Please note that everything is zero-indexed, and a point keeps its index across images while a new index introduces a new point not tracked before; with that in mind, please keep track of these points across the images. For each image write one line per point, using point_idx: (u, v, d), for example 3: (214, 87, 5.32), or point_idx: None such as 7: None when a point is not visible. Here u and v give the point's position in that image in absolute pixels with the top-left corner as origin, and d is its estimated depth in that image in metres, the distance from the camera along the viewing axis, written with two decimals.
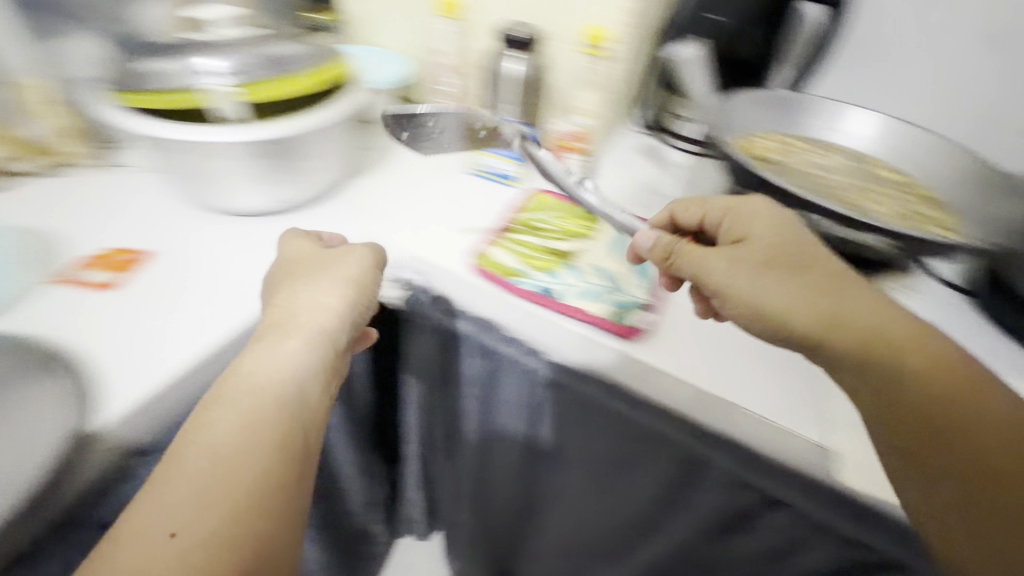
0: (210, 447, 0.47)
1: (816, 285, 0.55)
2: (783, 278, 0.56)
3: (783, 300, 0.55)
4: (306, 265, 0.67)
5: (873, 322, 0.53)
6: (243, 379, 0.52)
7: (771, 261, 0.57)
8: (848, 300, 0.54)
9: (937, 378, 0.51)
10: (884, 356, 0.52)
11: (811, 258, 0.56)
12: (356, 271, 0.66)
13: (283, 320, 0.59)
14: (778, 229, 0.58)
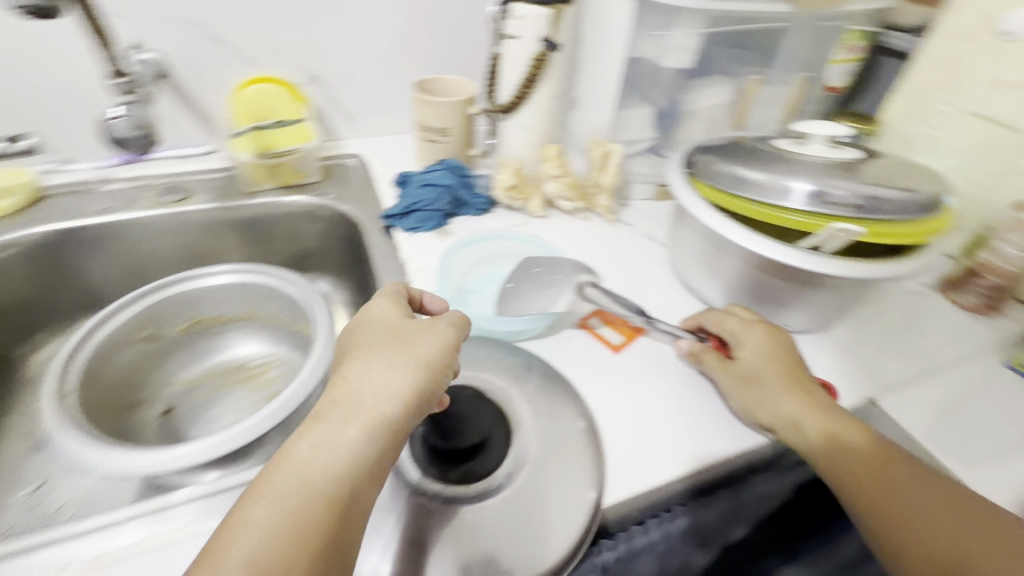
0: (307, 456, 0.30)
1: (816, 399, 0.42)
2: (799, 388, 0.43)
3: (786, 417, 0.41)
4: (392, 325, 0.38)
5: (798, 401, 0.42)
6: (350, 379, 0.34)
7: (783, 383, 0.43)
8: (793, 403, 0.42)
9: (942, 514, 0.36)
10: (882, 478, 0.38)
11: (806, 380, 0.44)
12: (435, 330, 0.38)
13: (361, 366, 0.34)
14: (772, 343, 0.46)
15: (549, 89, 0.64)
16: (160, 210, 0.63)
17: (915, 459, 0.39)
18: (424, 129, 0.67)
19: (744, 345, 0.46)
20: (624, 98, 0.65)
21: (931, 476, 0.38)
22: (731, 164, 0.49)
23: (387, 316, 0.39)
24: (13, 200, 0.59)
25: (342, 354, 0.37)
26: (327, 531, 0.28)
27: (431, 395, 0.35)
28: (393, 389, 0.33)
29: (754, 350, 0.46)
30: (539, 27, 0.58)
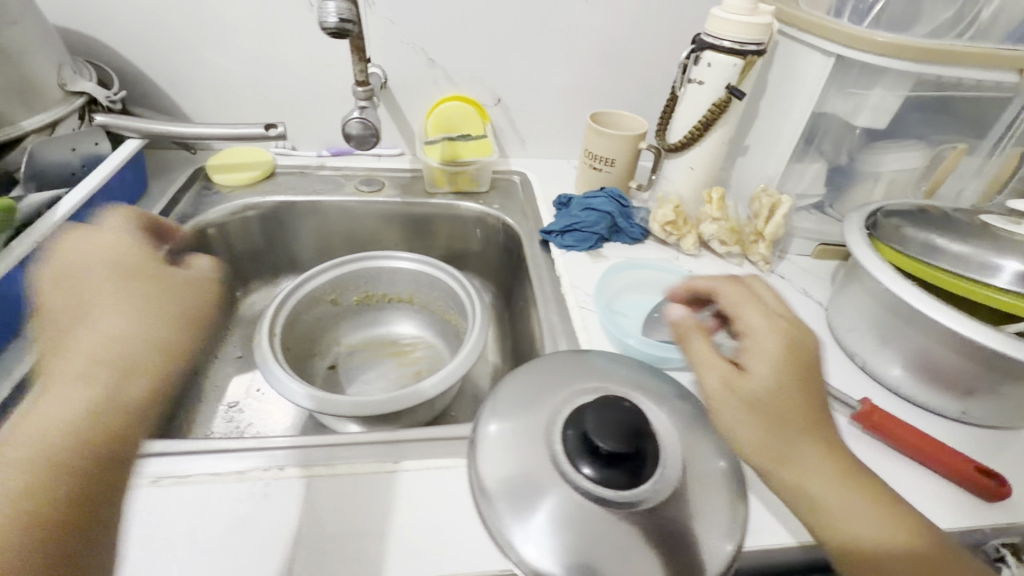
0: (53, 405, 0.25)
1: (761, 386, 0.35)
2: (744, 376, 0.36)
3: (744, 442, 0.35)
4: (82, 271, 0.29)
5: (751, 404, 0.35)
6: (106, 303, 0.28)
7: (747, 400, 0.35)
8: (754, 432, 0.34)
9: (851, 487, 0.34)
10: (823, 488, 0.34)
11: (722, 366, 0.36)
12: (155, 290, 0.30)
13: (82, 312, 0.28)
14: (789, 340, 0.36)
15: (723, 134, 0.65)
16: (358, 196, 0.75)
17: (835, 431, 0.36)
18: (591, 156, 0.72)
19: (746, 341, 0.37)
20: (801, 152, 0.65)
21: (822, 423, 0.35)
22: (913, 231, 0.48)
23: (119, 242, 0.31)
24: (258, 173, 0.74)
25: (46, 291, 0.28)
26: (86, 467, 0.24)
27: (152, 371, 0.27)
28: (123, 338, 0.27)
29: (763, 370, 0.35)
30: (728, 75, 0.61)
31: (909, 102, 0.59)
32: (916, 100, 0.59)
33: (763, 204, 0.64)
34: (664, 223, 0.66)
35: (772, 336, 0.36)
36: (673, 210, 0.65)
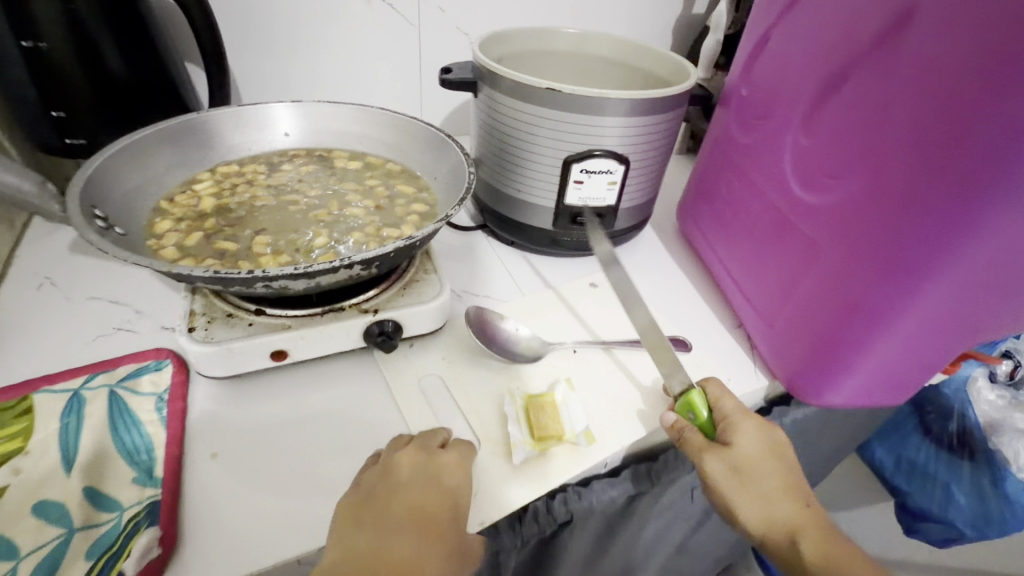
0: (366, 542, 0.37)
1: (800, 514, 0.49)
2: (783, 505, 0.48)
3: (756, 511, 0.48)
4: (416, 515, 0.40)
5: (767, 475, 0.48)
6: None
7: (788, 479, 0.49)
8: (771, 499, 0.48)
9: (375, 530, 0.38)
10: (835, 547, 0.47)
11: (790, 470, 0.50)
12: (457, 466, 0.42)
13: (401, 529, 0.39)
14: (761, 438, 0.48)
15: (633, 162, 0.61)
16: None
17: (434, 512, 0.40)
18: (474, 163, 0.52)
19: (771, 452, 0.49)
20: (672, 142, 0.66)
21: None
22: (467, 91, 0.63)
23: (421, 474, 0.41)
24: None
25: (375, 493, 0.40)
26: None
27: (445, 523, 0.40)
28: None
29: (744, 446, 0.47)
30: (631, 106, 0.56)
31: (54, 60, 0.55)
32: (54, 53, 0.55)
33: (182, 221, 0.48)
34: (186, 411, 0.45)
35: (756, 450, 0.47)
36: (202, 363, 0.45)
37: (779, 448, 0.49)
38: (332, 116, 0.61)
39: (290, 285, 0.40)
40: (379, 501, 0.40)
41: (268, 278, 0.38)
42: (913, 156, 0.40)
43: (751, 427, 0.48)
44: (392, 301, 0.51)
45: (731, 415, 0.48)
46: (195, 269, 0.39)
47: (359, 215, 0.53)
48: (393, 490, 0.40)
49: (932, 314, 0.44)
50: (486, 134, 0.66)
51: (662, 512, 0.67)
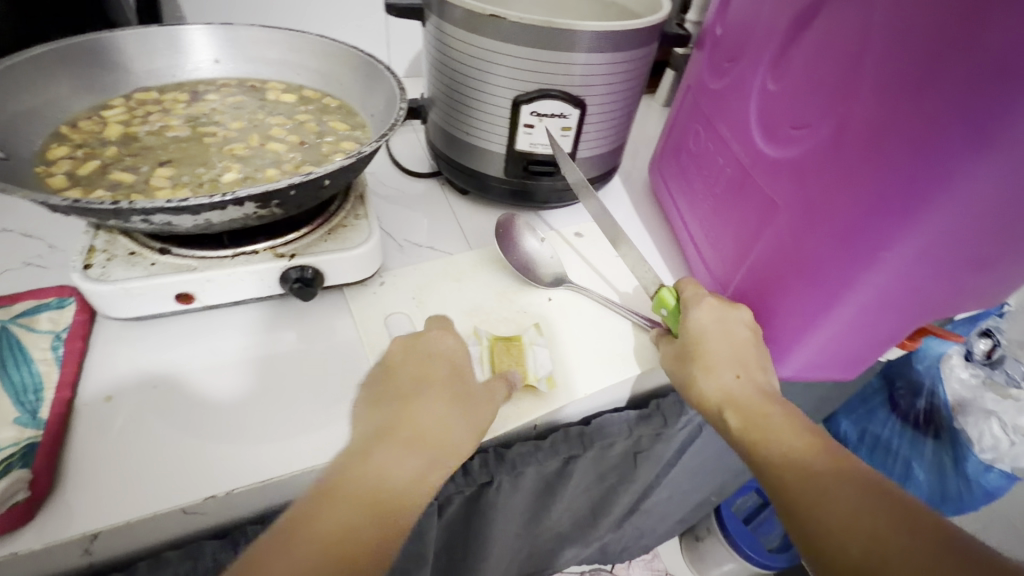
0: (384, 415, 0.39)
1: (753, 391, 0.44)
2: (732, 381, 0.44)
3: (705, 378, 0.45)
4: (420, 383, 0.40)
5: (716, 344, 0.45)
6: (350, 504, 0.33)
7: (744, 362, 0.45)
8: (716, 365, 0.45)
9: (389, 397, 0.39)
10: (769, 417, 0.42)
11: (752, 362, 0.46)
12: (459, 344, 0.44)
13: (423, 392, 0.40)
14: (715, 320, 0.47)
15: (589, 106, 0.56)
16: None
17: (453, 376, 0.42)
18: (405, 99, 0.47)
19: (723, 328, 0.47)
20: (639, 88, 0.61)
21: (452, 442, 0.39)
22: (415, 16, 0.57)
23: (421, 353, 0.42)
24: None
25: (388, 372, 0.41)
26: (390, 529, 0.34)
27: (460, 389, 0.41)
28: (420, 477, 0.36)
29: (697, 321, 0.47)
30: (584, 40, 0.51)
31: None
32: None
33: (82, 149, 0.45)
34: (81, 350, 0.43)
35: (705, 327, 0.46)
36: (100, 303, 0.43)
37: (739, 335, 0.46)
38: (263, 43, 0.55)
39: (173, 221, 0.37)
40: (396, 375, 0.41)
41: (144, 212, 0.35)
42: (879, 102, 0.35)
43: (706, 307, 0.48)
44: (313, 247, 0.47)
45: (691, 296, 0.49)
46: (63, 198, 0.35)
47: (280, 150, 0.48)
48: (401, 370, 0.41)
49: (892, 283, 0.40)
50: (436, 68, 0.60)
51: (604, 475, 0.65)
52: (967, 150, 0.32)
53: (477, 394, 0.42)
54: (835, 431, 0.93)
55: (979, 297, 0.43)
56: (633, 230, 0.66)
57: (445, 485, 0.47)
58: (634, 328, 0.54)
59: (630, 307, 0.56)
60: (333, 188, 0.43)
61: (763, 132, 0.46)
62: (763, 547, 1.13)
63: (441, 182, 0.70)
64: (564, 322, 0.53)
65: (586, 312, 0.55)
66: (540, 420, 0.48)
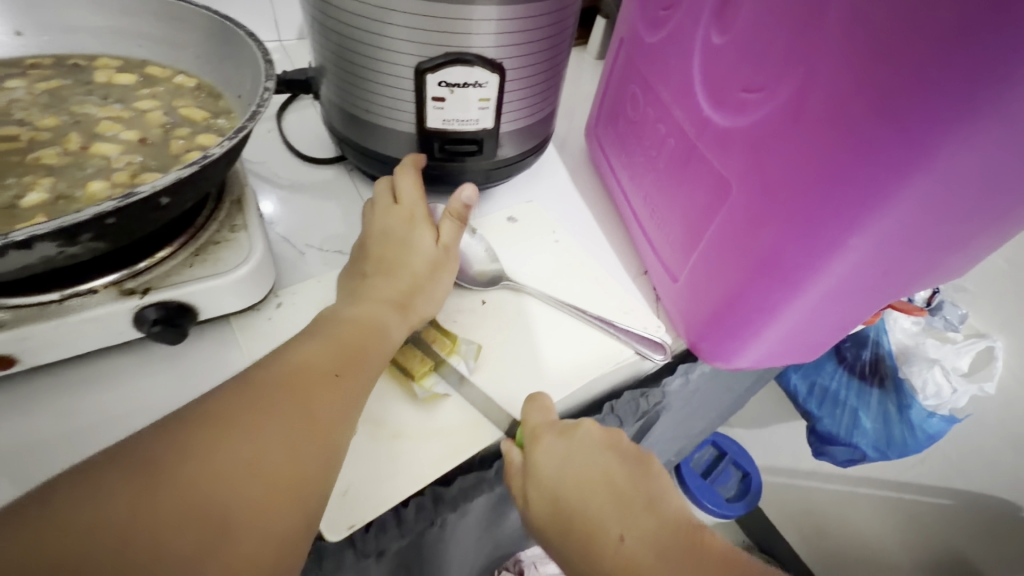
0: (371, 288, 0.42)
1: (643, 548, 0.34)
2: (614, 548, 0.35)
3: (582, 549, 0.36)
4: (403, 242, 0.45)
5: (582, 518, 0.37)
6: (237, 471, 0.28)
7: (619, 498, 0.37)
8: (595, 527, 0.36)
9: (380, 259, 0.44)
10: (664, 572, 0.33)
11: (632, 496, 0.37)
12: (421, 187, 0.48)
13: (416, 243, 0.45)
14: (557, 459, 0.39)
15: (509, 71, 0.47)
16: None
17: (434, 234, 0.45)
18: (274, 78, 0.37)
19: (583, 470, 0.38)
20: (567, 43, 0.52)
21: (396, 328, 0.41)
22: None
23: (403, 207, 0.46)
24: None
25: (369, 233, 0.46)
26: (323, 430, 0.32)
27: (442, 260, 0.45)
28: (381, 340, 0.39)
29: (543, 479, 0.39)
30: None
31: None
32: None
33: None
34: None
35: (556, 483, 0.38)
36: None
37: (604, 484, 0.38)
38: (78, 5, 0.42)
39: None
40: (384, 224, 0.45)
41: None
42: (845, 58, 0.29)
43: (555, 445, 0.39)
44: (173, 276, 0.37)
45: (538, 428, 0.39)
46: None
47: (112, 153, 0.37)
48: (385, 228, 0.45)
49: (861, 269, 0.35)
50: (317, 28, 0.49)
51: None
52: (955, 117, 0.26)
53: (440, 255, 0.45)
54: (784, 386, 0.92)
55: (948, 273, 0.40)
56: (573, 209, 0.59)
57: (376, 541, 0.40)
58: (585, 325, 0.48)
59: (578, 301, 0.50)
60: (180, 205, 0.32)
61: (710, 96, 0.39)
62: (722, 497, 1.15)
63: (349, 167, 0.60)
64: (506, 326, 0.47)
65: (527, 314, 0.48)
66: (484, 449, 0.42)
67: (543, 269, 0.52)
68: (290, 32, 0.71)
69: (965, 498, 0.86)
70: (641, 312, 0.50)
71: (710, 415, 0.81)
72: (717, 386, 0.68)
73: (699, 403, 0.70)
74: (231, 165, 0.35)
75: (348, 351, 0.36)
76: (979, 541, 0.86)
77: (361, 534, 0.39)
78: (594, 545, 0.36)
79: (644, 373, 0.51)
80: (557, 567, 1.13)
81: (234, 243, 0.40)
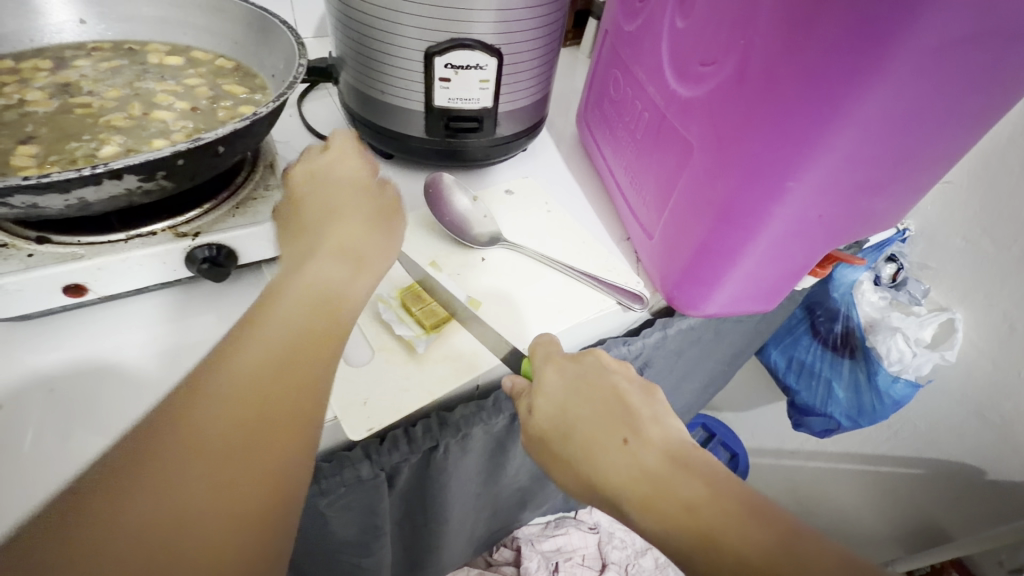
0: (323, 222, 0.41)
1: (645, 454, 0.38)
2: (618, 450, 0.39)
3: (581, 458, 0.40)
4: (326, 199, 0.43)
5: (590, 428, 0.40)
6: (219, 418, 0.29)
7: (627, 409, 0.41)
8: (596, 431, 0.40)
9: (313, 191, 0.44)
10: (670, 471, 0.36)
11: (638, 409, 0.41)
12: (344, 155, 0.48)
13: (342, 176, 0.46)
14: (568, 377, 0.44)
15: (506, 56, 0.54)
16: None
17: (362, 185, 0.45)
18: (306, 56, 0.43)
19: (594, 385, 0.43)
20: (558, 34, 0.59)
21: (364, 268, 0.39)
22: None
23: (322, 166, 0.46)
24: None
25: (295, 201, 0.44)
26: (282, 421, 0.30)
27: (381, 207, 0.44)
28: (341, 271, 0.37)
29: (550, 393, 0.43)
30: None
31: None
32: None
33: None
34: None
35: (565, 398, 0.43)
36: None
37: (607, 401, 0.42)
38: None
39: (43, 203, 0.32)
40: (313, 176, 0.46)
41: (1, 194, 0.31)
42: (775, 33, 0.36)
43: (567, 365, 0.45)
44: (218, 223, 0.44)
45: (551, 353, 0.46)
46: None
47: (169, 119, 0.44)
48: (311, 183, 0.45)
49: (800, 213, 0.42)
50: (338, 20, 0.56)
51: None
52: (861, 76, 0.33)
53: (382, 207, 0.44)
54: (766, 362, 0.99)
55: (880, 221, 0.46)
56: (564, 184, 0.65)
57: (389, 454, 0.46)
58: (573, 279, 0.55)
59: (567, 258, 0.56)
60: (231, 155, 0.39)
61: (675, 74, 0.46)
62: None
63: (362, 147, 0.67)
64: (500, 276, 0.53)
65: (523, 267, 0.55)
66: (483, 379, 0.48)
67: (534, 231, 0.58)
68: (307, 30, 0.79)
69: (934, 466, 0.92)
70: (623, 268, 0.56)
71: (694, 383, 0.87)
72: (697, 350, 0.74)
73: (683, 367, 0.76)
74: (272, 125, 0.41)
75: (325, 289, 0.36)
76: (949, 508, 0.91)
77: (375, 448, 0.46)
78: (594, 452, 0.39)
79: (626, 323, 0.57)
80: (553, 542, 1.18)
81: (266, 199, 0.47)
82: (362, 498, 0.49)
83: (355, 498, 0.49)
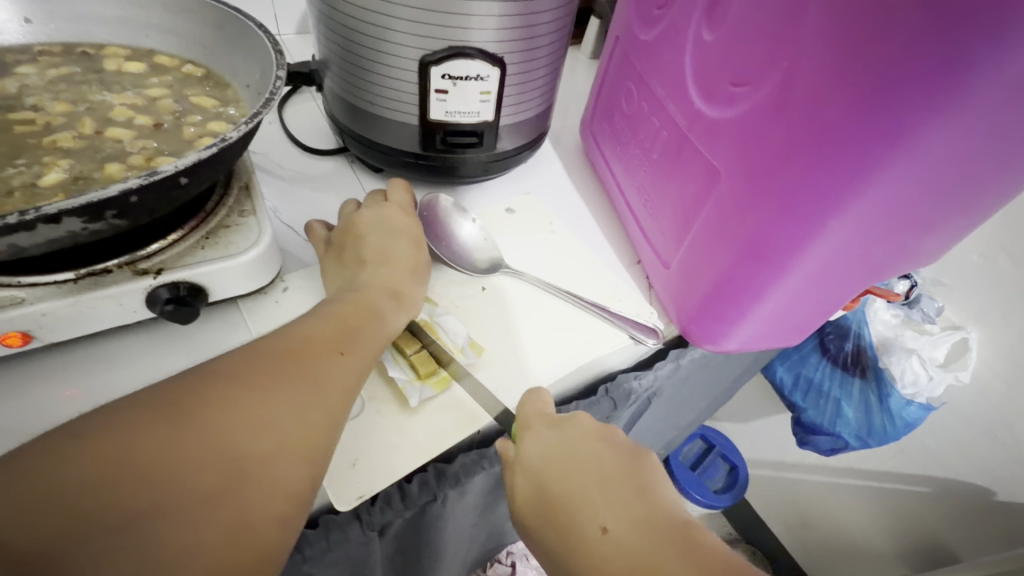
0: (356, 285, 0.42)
1: (630, 541, 0.34)
2: (601, 538, 0.35)
3: (564, 548, 0.36)
4: (386, 249, 0.45)
5: (568, 511, 0.37)
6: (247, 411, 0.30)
7: (606, 484, 0.37)
8: (576, 515, 0.36)
9: (367, 254, 0.45)
10: (657, 562, 0.33)
11: (621, 484, 0.37)
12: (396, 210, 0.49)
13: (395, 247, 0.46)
14: (549, 446, 0.40)
15: (509, 65, 0.49)
16: None
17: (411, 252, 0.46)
18: (284, 66, 0.38)
19: (578, 455, 0.39)
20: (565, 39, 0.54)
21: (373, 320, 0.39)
22: None
23: (376, 221, 0.47)
24: None
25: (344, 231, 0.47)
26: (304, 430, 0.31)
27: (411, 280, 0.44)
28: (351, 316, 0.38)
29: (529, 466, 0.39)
30: None
31: None
32: None
33: None
34: None
35: (542, 472, 0.39)
36: None
37: (591, 475, 0.38)
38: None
39: None
40: (363, 226, 0.47)
41: None
42: (823, 56, 0.31)
43: (543, 432, 0.40)
44: (184, 258, 0.38)
45: (531, 418, 0.40)
46: None
47: (125, 137, 0.38)
48: (358, 237, 0.46)
49: (837, 252, 0.38)
50: (322, 21, 0.50)
51: None
52: (922, 111, 0.29)
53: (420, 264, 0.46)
54: (771, 377, 0.96)
55: (920, 258, 0.42)
56: (569, 200, 0.61)
57: (381, 513, 0.42)
58: (581, 310, 0.50)
59: (573, 287, 0.51)
60: (197, 185, 0.34)
61: (700, 92, 0.42)
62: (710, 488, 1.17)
63: (350, 158, 0.61)
64: (501, 311, 0.49)
65: (526, 298, 0.50)
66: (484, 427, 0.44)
67: (537, 256, 0.53)
68: (289, 26, 0.73)
69: (942, 486, 0.89)
70: (634, 298, 0.52)
71: (699, 404, 0.83)
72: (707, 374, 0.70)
73: (688, 391, 0.73)
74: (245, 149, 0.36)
75: (341, 331, 0.37)
76: (956, 528, 0.89)
77: (366, 508, 0.41)
78: (577, 542, 0.36)
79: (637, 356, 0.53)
80: None
81: (240, 227, 0.41)
82: (352, 554, 0.45)
83: (342, 558, 0.44)
